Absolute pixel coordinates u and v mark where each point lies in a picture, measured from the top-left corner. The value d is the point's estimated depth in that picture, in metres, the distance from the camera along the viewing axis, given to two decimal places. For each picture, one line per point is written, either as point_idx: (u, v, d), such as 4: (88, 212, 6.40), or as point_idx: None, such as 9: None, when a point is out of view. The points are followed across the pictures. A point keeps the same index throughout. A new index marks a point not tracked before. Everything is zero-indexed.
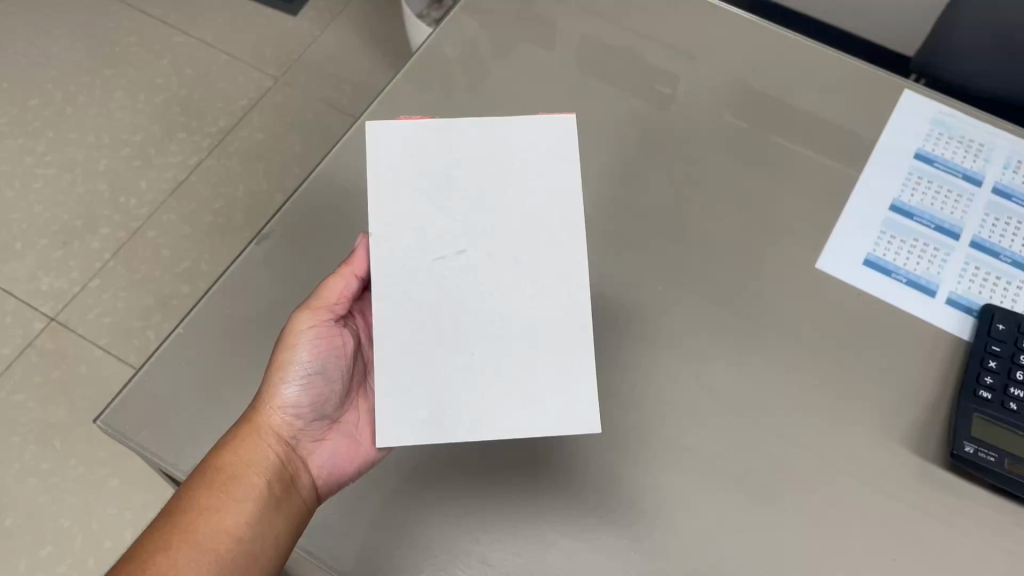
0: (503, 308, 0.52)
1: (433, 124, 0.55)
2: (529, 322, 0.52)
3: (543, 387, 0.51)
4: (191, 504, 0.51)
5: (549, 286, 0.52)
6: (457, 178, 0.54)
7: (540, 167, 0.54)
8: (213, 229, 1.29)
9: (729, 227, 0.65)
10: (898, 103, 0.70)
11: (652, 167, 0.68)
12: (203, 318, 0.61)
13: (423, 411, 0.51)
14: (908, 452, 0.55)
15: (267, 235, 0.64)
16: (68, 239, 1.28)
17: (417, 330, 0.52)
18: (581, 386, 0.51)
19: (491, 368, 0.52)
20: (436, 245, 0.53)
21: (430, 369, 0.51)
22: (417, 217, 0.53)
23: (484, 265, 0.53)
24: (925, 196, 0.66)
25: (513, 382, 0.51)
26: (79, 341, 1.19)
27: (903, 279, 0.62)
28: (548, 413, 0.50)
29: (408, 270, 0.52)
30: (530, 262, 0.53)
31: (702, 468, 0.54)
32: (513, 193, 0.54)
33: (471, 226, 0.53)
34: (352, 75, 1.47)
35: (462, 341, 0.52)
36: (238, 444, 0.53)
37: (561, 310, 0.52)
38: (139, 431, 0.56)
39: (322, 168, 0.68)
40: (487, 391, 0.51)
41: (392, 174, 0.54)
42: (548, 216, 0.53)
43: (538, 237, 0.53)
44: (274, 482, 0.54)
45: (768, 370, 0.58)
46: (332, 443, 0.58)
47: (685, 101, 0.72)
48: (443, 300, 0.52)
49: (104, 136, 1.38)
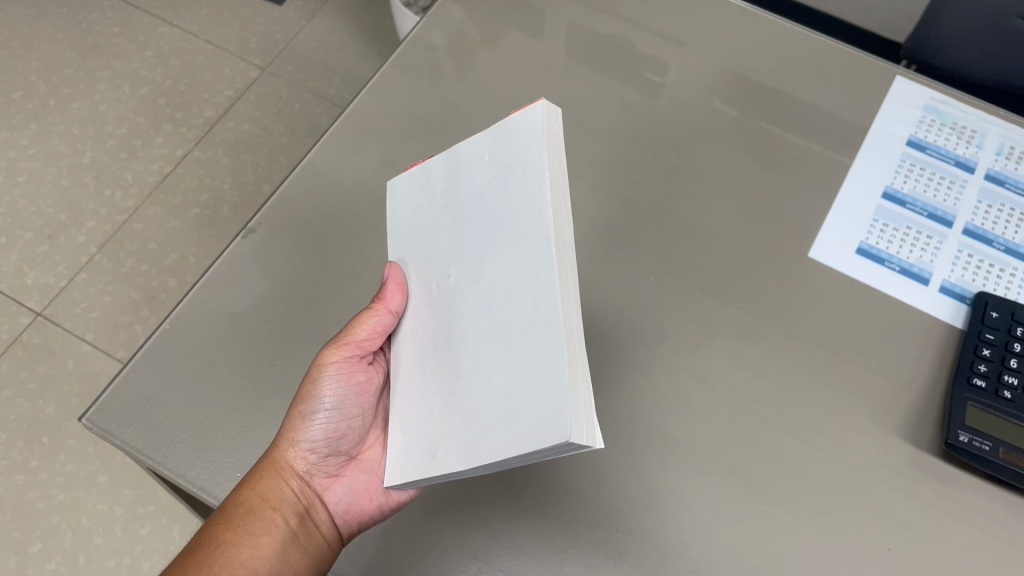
0: (489, 321, 0.46)
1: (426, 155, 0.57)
2: (511, 328, 0.44)
3: (518, 405, 0.42)
4: (205, 546, 0.51)
5: (523, 285, 0.44)
6: (444, 195, 0.53)
7: (509, 146, 0.48)
8: (200, 221, 1.28)
9: (721, 217, 0.64)
10: (890, 90, 0.70)
11: (643, 157, 0.67)
12: (191, 314, 0.60)
13: (422, 447, 0.49)
14: (902, 441, 0.55)
15: (254, 228, 0.64)
16: (54, 233, 1.26)
17: (418, 363, 0.52)
18: (550, 392, 0.40)
19: (477, 390, 0.46)
20: (434, 274, 0.52)
21: (430, 404, 0.50)
22: (421, 250, 0.54)
23: (468, 276, 0.49)
24: (917, 184, 0.65)
25: (495, 402, 0.44)
26: (66, 337, 1.18)
27: (896, 268, 0.61)
28: (521, 433, 0.40)
29: (418, 307, 0.54)
30: (507, 262, 0.46)
31: (695, 461, 0.54)
32: (487, 190, 0.49)
33: (454, 242, 0.51)
34: (339, 64, 1.45)
35: (454, 366, 0.48)
36: (259, 482, 0.53)
37: (532, 310, 0.43)
38: (126, 429, 0.55)
39: (308, 162, 0.67)
40: (471, 415, 0.45)
41: (398, 223, 0.57)
42: (517, 201, 0.46)
43: (509, 232, 0.46)
44: (289, 522, 0.54)
45: (761, 359, 0.58)
46: (348, 479, 0.58)
47: (675, 89, 0.71)
48: (440, 327, 0.51)
49: (88, 129, 1.36)
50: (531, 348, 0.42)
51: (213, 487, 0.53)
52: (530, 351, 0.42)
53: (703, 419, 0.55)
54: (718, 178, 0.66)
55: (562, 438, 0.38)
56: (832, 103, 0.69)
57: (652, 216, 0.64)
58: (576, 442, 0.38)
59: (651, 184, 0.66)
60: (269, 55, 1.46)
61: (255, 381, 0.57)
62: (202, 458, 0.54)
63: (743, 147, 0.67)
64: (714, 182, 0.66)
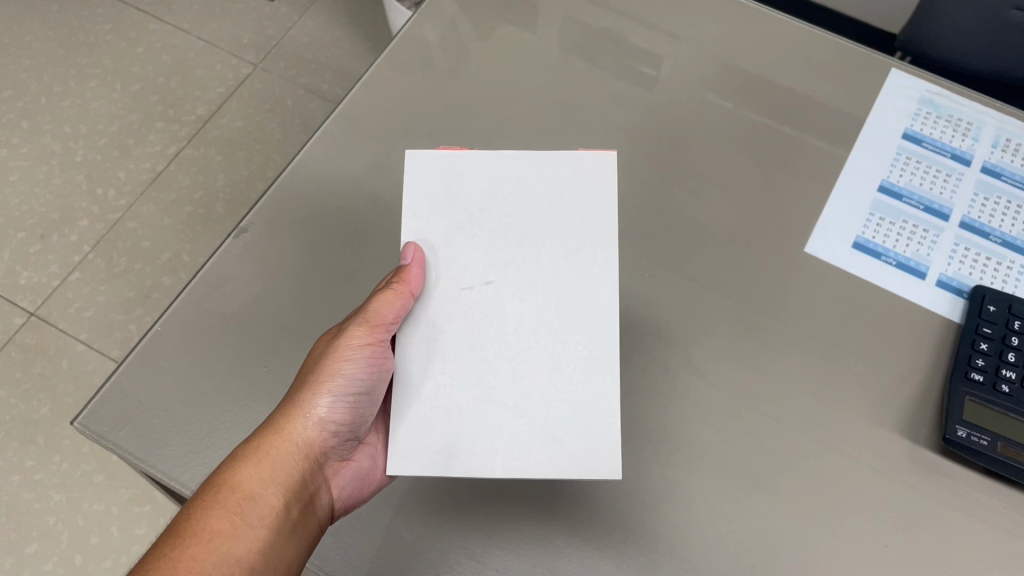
0: (525, 340, 0.53)
1: (470, 153, 0.57)
2: (556, 356, 0.52)
3: (564, 429, 0.51)
4: (200, 528, 0.48)
5: (578, 324, 0.53)
6: (492, 210, 0.56)
7: (578, 198, 0.55)
8: (193, 219, 1.27)
9: (717, 211, 0.64)
10: (885, 82, 0.69)
11: (637, 153, 0.67)
12: (182, 316, 0.59)
13: (436, 442, 0.51)
14: (900, 436, 0.54)
15: (246, 228, 0.63)
16: (47, 233, 1.26)
17: (438, 358, 0.53)
18: (604, 430, 0.51)
19: (511, 401, 0.52)
20: (464, 275, 0.54)
21: (448, 401, 0.52)
22: (451, 244, 0.55)
23: (511, 297, 0.54)
24: (913, 177, 0.64)
25: (533, 420, 0.51)
26: (60, 337, 1.17)
27: (893, 262, 0.61)
28: (568, 456, 0.51)
29: (437, 299, 0.54)
30: (559, 297, 0.53)
31: (692, 459, 0.54)
32: (545, 226, 0.55)
33: (499, 260, 0.54)
34: (331, 60, 1.44)
35: (484, 375, 0.52)
36: (263, 462, 0.51)
37: (588, 348, 0.52)
38: (118, 431, 0.55)
39: (300, 160, 0.66)
40: (503, 426, 0.51)
41: (423, 201, 0.56)
42: (581, 248, 0.54)
43: (566, 271, 0.54)
44: (293, 504, 0.51)
45: (758, 355, 0.57)
46: (355, 464, 0.56)
47: (669, 84, 0.70)
48: (467, 330, 0.53)
49: (80, 127, 1.36)
50: (570, 367, 0.52)
51: None
52: (580, 384, 0.52)
53: (699, 417, 0.55)
54: (713, 173, 0.65)
55: (613, 476, 0.50)
56: (827, 95, 0.69)
57: (647, 211, 0.64)
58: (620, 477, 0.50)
59: (645, 180, 0.65)
60: (261, 51, 1.45)
61: (248, 383, 0.57)
62: (195, 462, 0.54)
63: (738, 142, 0.67)
64: (708, 177, 0.65)
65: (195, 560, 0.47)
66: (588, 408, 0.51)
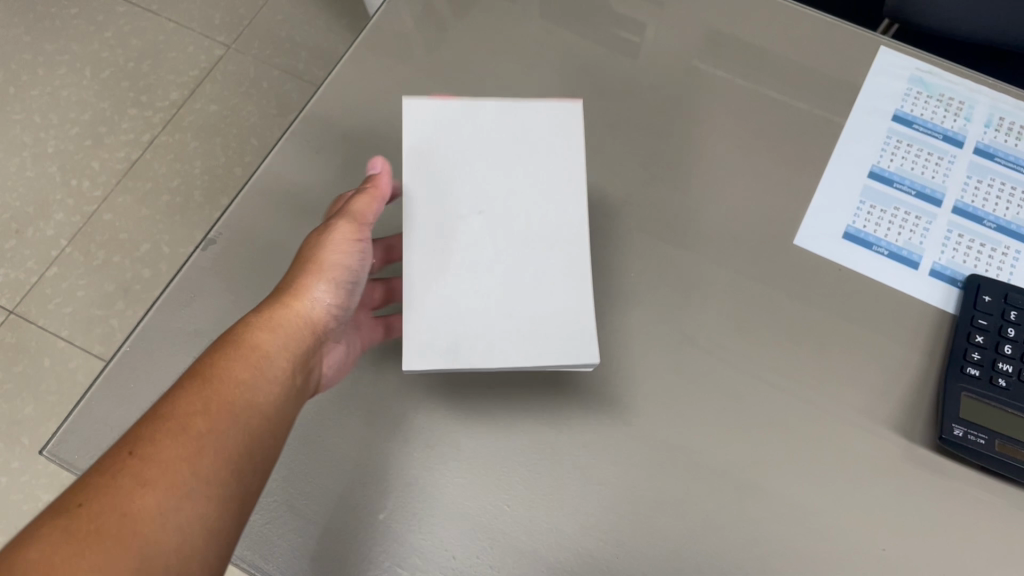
0: (519, 262, 0.51)
1: (461, 104, 0.55)
2: (540, 274, 0.51)
3: (552, 332, 0.49)
4: (218, 376, 0.43)
5: (558, 242, 0.52)
6: (485, 151, 0.54)
7: (555, 144, 0.54)
8: (171, 209, 1.24)
9: (705, 199, 0.61)
10: (874, 60, 0.66)
11: (619, 142, 0.63)
12: (153, 337, 0.57)
13: (439, 343, 0.49)
14: (894, 434, 0.53)
15: (214, 239, 0.60)
16: (22, 227, 1.23)
17: (435, 279, 0.50)
18: (580, 318, 0.50)
19: (505, 313, 0.50)
20: (460, 206, 0.52)
21: (451, 316, 0.50)
22: (446, 178, 0.53)
23: (502, 230, 0.52)
24: (904, 162, 0.62)
25: (525, 328, 0.49)
26: (40, 334, 1.15)
27: (884, 252, 0.59)
28: (554, 352, 0.49)
29: (433, 224, 0.52)
30: (546, 228, 0.52)
31: (682, 466, 0.52)
32: (533, 167, 0.54)
33: (493, 195, 0.53)
34: (306, 38, 1.40)
35: (480, 291, 0.50)
36: (280, 328, 0.48)
37: (567, 265, 0.51)
38: (90, 460, 0.53)
39: (268, 164, 0.63)
40: (501, 334, 0.49)
41: (418, 141, 0.54)
42: (560, 183, 0.53)
43: (551, 205, 0.53)
44: (302, 370, 0.48)
45: (747, 356, 0.55)
46: (343, 355, 0.54)
47: (651, 64, 0.67)
48: (463, 254, 0.51)
49: (51, 116, 1.32)
50: (554, 282, 0.51)
51: None
52: (557, 288, 0.51)
53: (689, 419, 0.53)
54: (698, 159, 0.63)
55: (592, 361, 0.48)
56: (814, 77, 0.66)
57: (631, 204, 0.61)
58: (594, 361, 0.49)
59: (627, 169, 0.62)
60: (233, 31, 1.41)
61: None
62: None
63: (723, 126, 0.64)
64: (693, 165, 0.62)
65: (211, 409, 0.41)
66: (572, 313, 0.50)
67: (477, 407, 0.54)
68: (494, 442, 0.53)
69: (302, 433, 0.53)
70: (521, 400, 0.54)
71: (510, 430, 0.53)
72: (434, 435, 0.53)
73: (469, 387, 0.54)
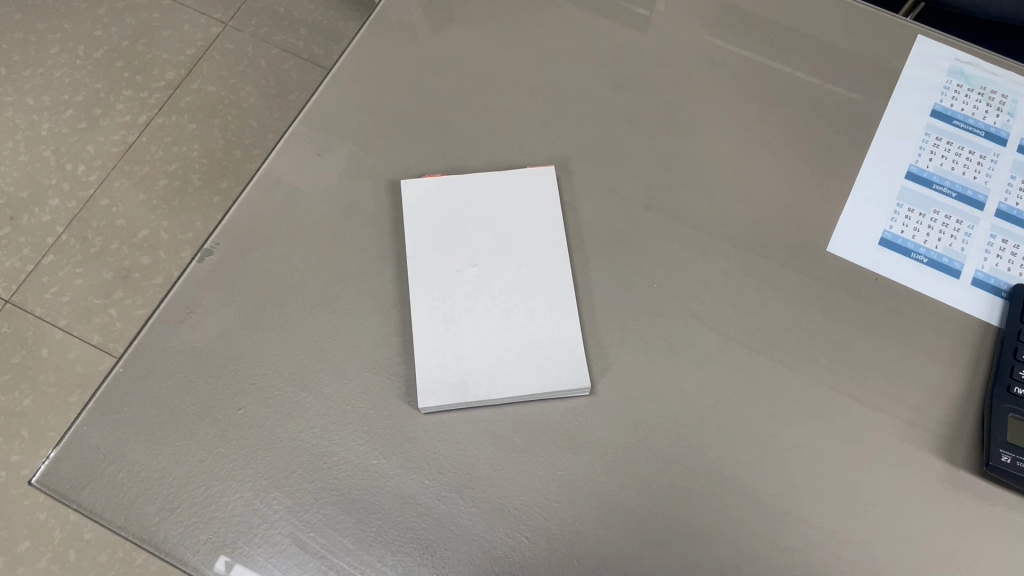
0: (515, 305, 0.52)
1: (452, 177, 0.57)
2: (534, 312, 0.52)
3: (546, 358, 0.51)
4: None
5: (546, 283, 0.53)
6: (475, 207, 0.56)
7: (534, 197, 0.56)
8: (170, 192, 1.19)
9: (731, 202, 0.57)
10: (911, 53, 0.63)
11: (640, 139, 0.59)
12: (146, 355, 0.51)
13: (450, 378, 0.50)
14: (934, 457, 0.50)
15: (211, 249, 0.54)
16: (16, 213, 1.16)
17: (440, 319, 0.52)
18: (571, 351, 0.51)
19: (506, 346, 0.51)
20: (455, 259, 0.54)
21: (459, 357, 0.51)
22: (441, 236, 0.55)
23: (497, 275, 0.53)
24: (943, 161, 0.58)
25: (525, 362, 0.50)
26: (38, 324, 1.09)
27: (924, 259, 0.55)
28: (548, 378, 0.50)
29: (434, 274, 0.53)
30: (531, 273, 0.54)
31: (715, 496, 0.48)
32: (517, 218, 0.55)
33: (485, 245, 0.54)
34: (305, 15, 1.36)
35: (482, 330, 0.51)
36: None
37: (555, 301, 0.53)
38: (83, 489, 0.47)
39: (269, 167, 0.57)
40: (505, 375, 0.50)
41: (418, 212, 0.55)
42: (541, 229, 0.55)
43: (534, 245, 0.54)
44: None
45: (780, 373, 0.52)
46: None
47: (671, 56, 0.63)
48: (463, 301, 0.52)
49: (43, 98, 1.26)
50: (543, 315, 0.52)
51: (183, 550, 0.46)
52: (546, 328, 0.52)
53: (721, 447, 0.49)
54: (724, 159, 0.59)
55: (583, 384, 0.50)
56: (843, 71, 0.63)
57: (653, 206, 0.57)
58: (585, 389, 0.50)
59: (649, 169, 0.58)
60: (230, 8, 1.36)
61: (224, 431, 0.49)
62: (171, 519, 0.47)
63: (749, 124, 0.60)
64: (719, 165, 0.59)
65: None
66: (562, 343, 0.51)
67: (500, 422, 0.49)
68: (521, 462, 0.48)
69: (312, 447, 0.48)
70: (546, 428, 0.49)
71: (535, 448, 0.49)
72: (457, 455, 0.48)
73: (492, 417, 0.50)
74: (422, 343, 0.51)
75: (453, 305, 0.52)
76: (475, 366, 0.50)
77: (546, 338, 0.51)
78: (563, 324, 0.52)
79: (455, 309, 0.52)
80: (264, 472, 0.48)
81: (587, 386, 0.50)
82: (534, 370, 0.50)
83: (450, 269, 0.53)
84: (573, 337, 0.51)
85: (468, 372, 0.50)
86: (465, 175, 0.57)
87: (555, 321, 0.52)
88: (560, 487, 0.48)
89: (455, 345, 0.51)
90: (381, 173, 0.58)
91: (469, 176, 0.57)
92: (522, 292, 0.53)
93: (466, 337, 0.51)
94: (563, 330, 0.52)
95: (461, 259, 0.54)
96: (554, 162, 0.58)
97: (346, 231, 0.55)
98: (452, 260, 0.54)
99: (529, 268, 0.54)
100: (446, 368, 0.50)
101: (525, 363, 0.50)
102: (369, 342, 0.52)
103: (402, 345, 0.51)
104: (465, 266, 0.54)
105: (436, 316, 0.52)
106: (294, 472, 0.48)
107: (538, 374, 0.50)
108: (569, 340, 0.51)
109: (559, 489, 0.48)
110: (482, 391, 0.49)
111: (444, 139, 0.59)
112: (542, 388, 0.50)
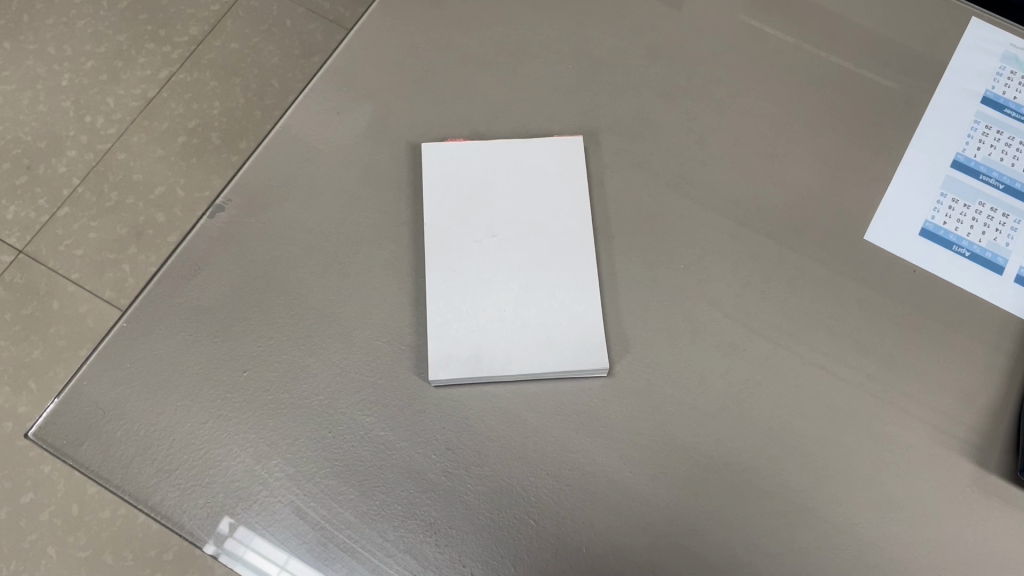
0: (535, 279, 0.50)
1: (475, 143, 0.54)
2: (553, 286, 0.50)
3: (563, 334, 0.49)
4: None
5: (567, 257, 0.51)
6: (498, 175, 0.53)
7: (558, 168, 0.54)
8: (188, 152, 1.07)
9: (764, 184, 0.55)
10: (964, 37, 0.60)
11: (674, 115, 0.57)
12: (152, 312, 0.49)
13: (464, 351, 0.48)
14: (964, 458, 0.47)
15: (222, 207, 0.52)
16: (32, 163, 1.07)
17: (455, 290, 0.50)
18: (589, 329, 0.49)
19: (522, 320, 0.49)
20: (474, 228, 0.52)
21: (473, 329, 0.49)
22: (461, 204, 0.52)
23: (517, 247, 0.51)
24: (992, 150, 0.56)
25: (542, 337, 0.48)
26: (50, 276, 0.98)
27: (966, 252, 0.53)
28: (564, 356, 0.48)
29: (453, 243, 0.51)
30: (552, 246, 0.51)
31: (734, 488, 0.46)
32: (540, 188, 0.53)
33: (506, 215, 0.52)
34: None
35: (500, 302, 0.49)
36: None
37: (575, 275, 0.50)
38: (81, 445, 0.46)
39: (284, 125, 0.55)
40: (519, 351, 0.48)
41: (442, 178, 0.53)
42: (564, 201, 0.53)
43: (556, 217, 0.52)
44: None
45: (808, 366, 0.49)
46: None
47: (708, 32, 0.61)
48: (480, 272, 0.50)
49: (66, 48, 1.16)
50: (564, 290, 0.50)
51: (179, 513, 0.45)
52: (565, 303, 0.50)
53: (742, 438, 0.47)
54: (760, 140, 0.56)
55: (601, 363, 0.48)
56: (886, 52, 0.60)
57: (685, 185, 0.54)
58: (603, 368, 0.48)
59: (681, 146, 0.56)
60: None
61: (225, 393, 0.47)
62: (168, 480, 0.45)
63: (787, 104, 0.58)
64: (756, 145, 0.56)
65: None
66: (581, 319, 0.49)
67: (513, 400, 0.47)
68: (533, 442, 0.46)
69: (315, 414, 0.47)
70: (559, 409, 0.47)
71: (547, 430, 0.47)
72: (466, 431, 0.46)
73: (504, 393, 0.48)
74: (438, 313, 0.49)
75: (469, 275, 0.50)
76: (490, 339, 0.48)
77: (564, 314, 0.49)
78: (584, 300, 0.50)
79: (472, 280, 0.50)
80: (266, 438, 0.46)
81: (606, 366, 0.48)
82: (550, 348, 0.48)
83: (468, 239, 0.51)
84: (594, 315, 0.49)
85: (483, 345, 0.48)
86: (490, 142, 0.55)
87: (576, 296, 0.50)
88: (572, 468, 0.46)
89: (471, 317, 0.49)
90: (401, 137, 0.56)
91: (495, 143, 0.54)
92: (543, 266, 0.51)
93: (483, 309, 0.49)
94: (583, 306, 0.50)
95: (480, 228, 0.52)
96: (582, 134, 0.56)
97: (364, 195, 0.53)
98: (471, 229, 0.52)
99: (549, 240, 0.51)
100: (460, 341, 0.48)
101: (541, 338, 0.48)
102: (381, 309, 0.50)
103: (416, 315, 0.50)
104: (484, 236, 0.51)
105: (452, 287, 0.50)
106: (297, 438, 0.46)
107: (555, 351, 0.48)
108: (590, 319, 0.49)
109: (572, 472, 0.46)
110: (496, 366, 0.47)
111: (468, 105, 0.57)
112: (558, 366, 0.47)
